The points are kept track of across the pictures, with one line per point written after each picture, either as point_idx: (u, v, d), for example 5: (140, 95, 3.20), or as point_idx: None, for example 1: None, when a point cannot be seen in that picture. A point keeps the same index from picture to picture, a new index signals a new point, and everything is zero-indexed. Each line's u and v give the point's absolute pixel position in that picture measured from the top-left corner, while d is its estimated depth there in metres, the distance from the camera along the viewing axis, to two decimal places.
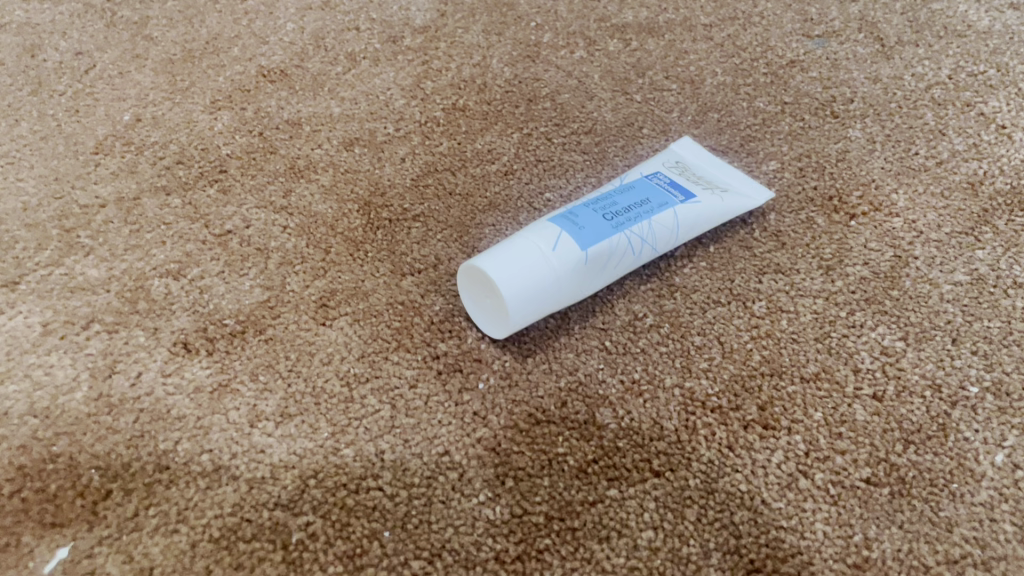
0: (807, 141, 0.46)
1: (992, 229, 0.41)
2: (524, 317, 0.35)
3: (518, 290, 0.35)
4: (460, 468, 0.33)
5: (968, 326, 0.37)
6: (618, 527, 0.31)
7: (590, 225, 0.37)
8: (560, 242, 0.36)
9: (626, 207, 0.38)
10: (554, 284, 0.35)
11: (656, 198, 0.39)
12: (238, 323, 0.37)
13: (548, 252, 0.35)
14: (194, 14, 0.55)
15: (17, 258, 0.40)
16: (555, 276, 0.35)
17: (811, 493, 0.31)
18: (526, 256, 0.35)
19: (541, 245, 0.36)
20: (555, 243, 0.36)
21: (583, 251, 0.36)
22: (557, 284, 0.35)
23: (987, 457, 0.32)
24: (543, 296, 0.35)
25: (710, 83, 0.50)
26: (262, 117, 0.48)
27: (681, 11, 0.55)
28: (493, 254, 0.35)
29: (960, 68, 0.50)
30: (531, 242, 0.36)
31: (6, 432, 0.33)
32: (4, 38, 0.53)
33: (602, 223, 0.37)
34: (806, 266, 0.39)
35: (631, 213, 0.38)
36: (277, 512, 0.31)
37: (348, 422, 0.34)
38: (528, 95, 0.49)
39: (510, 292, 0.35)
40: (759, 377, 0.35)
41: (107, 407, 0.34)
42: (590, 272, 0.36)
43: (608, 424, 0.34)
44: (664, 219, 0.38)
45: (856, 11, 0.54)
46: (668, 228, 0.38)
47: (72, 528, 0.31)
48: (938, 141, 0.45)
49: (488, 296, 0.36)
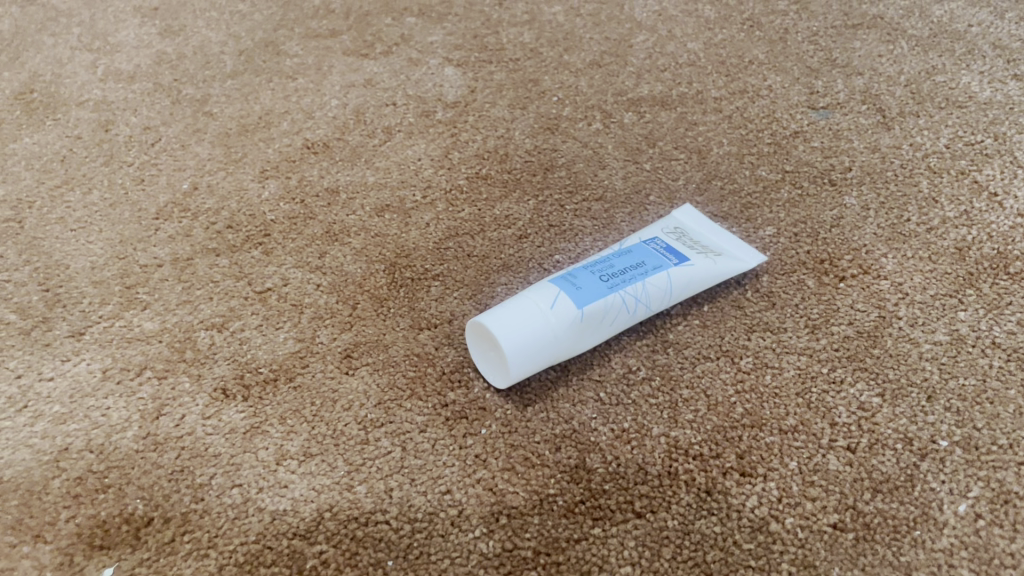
0: (804, 207, 0.49)
1: (975, 292, 0.43)
2: (523, 368, 0.39)
3: (518, 344, 0.38)
4: (459, 505, 0.36)
5: (944, 383, 0.39)
6: (600, 562, 0.34)
7: (587, 286, 0.40)
8: (558, 301, 0.39)
9: (623, 270, 0.42)
10: (551, 339, 0.39)
11: (651, 261, 0.42)
12: (272, 371, 0.42)
13: (546, 309, 0.39)
14: (250, 91, 0.61)
15: (83, 312, 0.45)
16: (552, 331, 0.39)
17: (780, 536, 0.34)
18: (526, 313, 0.39)
19: (541, 303, 0.39)
20: (553, 301, 0.39)
21: (579, 309, 0.40)
22: (553, 339, 0.39)
23: (950, 507, 0.35)
24: (540, 349, 0.39)
25: (717, 154, 0.53)
26: (304, 185, 0.53)
27: (693, 85, 0.59)
28: (497, 311, 0.39)
29: (958, 138, 0.53)
30: (531, 301, 0.39)
31: (66, 465, 0.38)
32: (83, 115, 0.60)
33: (600, 285, 0.41)
34: (793, 325, 0.42)
35: (627, 275, 0.42)
36: (295, 541, 0.35)
37: (362, 462, 0.38)
38: (546, 164, 0.54)
39: (510, 345, 0.38)
40: (740, 428, 0.38)
41: (153, 445, 0.39)
42: (585, 328, 0.40)
43: (597, 469, 0.37)
44: (657, 282, 0.42)
45: (860, 84, 0.58)
46: (660, 290, 0.42)
47: (117, 550, 0.35)
48: (930, 208, 0.48)
49: (492, 348, 0.39)
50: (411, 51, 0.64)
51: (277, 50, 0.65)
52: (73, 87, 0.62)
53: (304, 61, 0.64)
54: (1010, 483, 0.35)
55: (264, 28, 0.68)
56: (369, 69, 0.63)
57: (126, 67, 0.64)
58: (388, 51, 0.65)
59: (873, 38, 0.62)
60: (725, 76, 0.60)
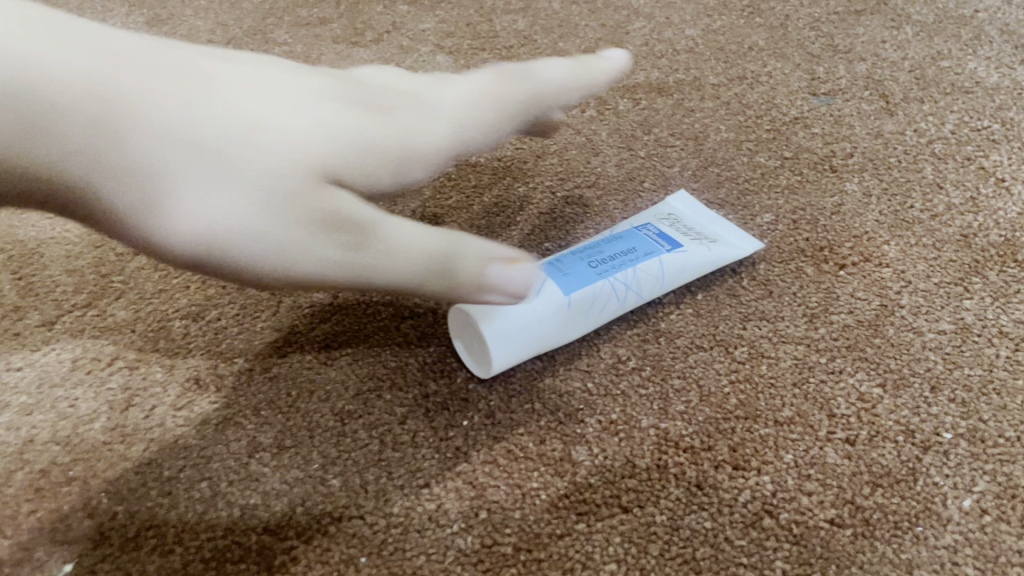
0: (804, 194, 0.47)
1: (982, 280, 0.41)
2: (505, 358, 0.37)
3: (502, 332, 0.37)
4: (438, 500, 0.34)
5: (948, 374, 0.37)
6: (583, 559, 0.32)
7: (574, 273, 0.39)
8: (544, 288, 0.38)
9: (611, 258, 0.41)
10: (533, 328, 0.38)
11: (642, 249, 0.41)
12: (247, 361, 0.40)
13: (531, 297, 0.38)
14: None
15: (56, 301, 0.44)
16: (538, 319, 0.37)
17: (774, 532, 0.32)
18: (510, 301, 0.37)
19: None
20: (538, 288, 0.38)
21: (565, 296, 0.38)
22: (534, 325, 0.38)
23: (954, 502, 0.33)
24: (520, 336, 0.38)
25: (714, 140, 0.52)
26: None
27: (691, 72, 0.58)
28: None
29: (964, 124, 0.51)
30: None
31: (30, 457, 0.37)
32: None
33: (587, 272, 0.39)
34: (791, 314, 0.41)
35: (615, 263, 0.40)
36: (264, 536, 0.34)
37: (338, 454, 0.36)
38: (537, 151, 0.52)
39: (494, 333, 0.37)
40: (733, 420, 0.36)
41: (121, 437, 0.37)
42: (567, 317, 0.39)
43: (583, 462, 0.35)
44: (645, 268, 0.40)
45: (863, 70, 0.56)
46: (648, 277, 0.40)
47: (79, 545, 0.33)
48: (935, 195, 0.46)
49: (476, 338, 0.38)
50: (402, 39, 0.63)
51: (265, 39, 0.64)
52: None
53: (293, 49, 0.62)
54: (1018, 477, 0.33)
55: (253, 16, 0.67)
56: (359, 57, 0.61)
57: None
58: (378, 39, 0.63)
59: (877, 24, 0.60)
60: (723, 63, 0.58)
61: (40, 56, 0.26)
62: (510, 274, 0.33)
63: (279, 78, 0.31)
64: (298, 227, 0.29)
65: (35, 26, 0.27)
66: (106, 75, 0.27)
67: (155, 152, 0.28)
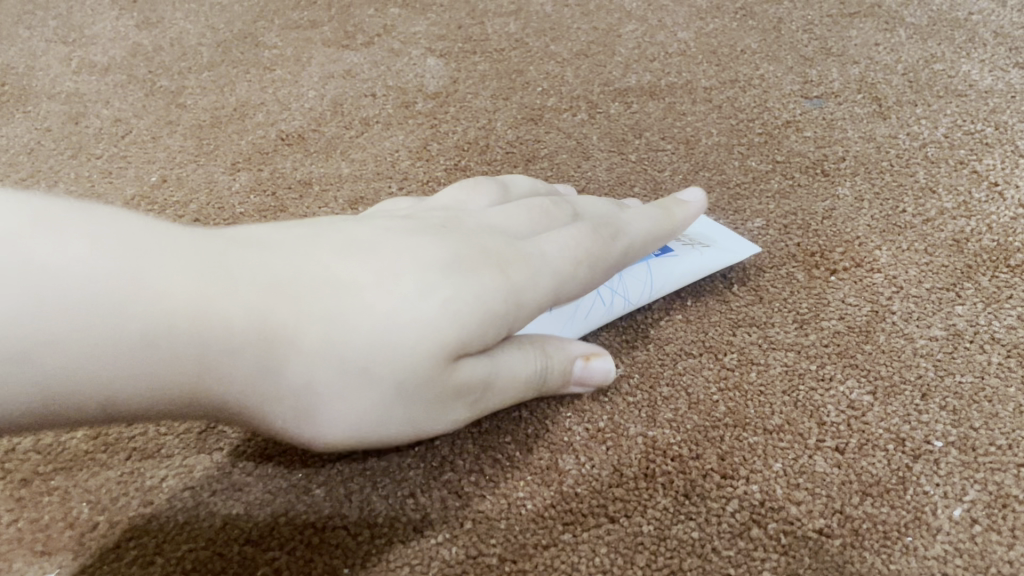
0: (795, 199, 0.47)
1: (974, 285, 0.41)
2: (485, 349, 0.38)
3: None
4: (423, 510, 0.34)
5: (939, 381, 0.37)
6: (569, 570, 0.32)
7: None
8: None
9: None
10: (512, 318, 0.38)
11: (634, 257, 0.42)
12: None
13: None
14: (226, 83, 0.59)
15: None
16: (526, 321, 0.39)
17: (762, 542, 0.32)
18: None
19: None
20: None
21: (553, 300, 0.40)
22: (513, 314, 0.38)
23: (944, 511, 0.32)
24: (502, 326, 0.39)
25: (705, 144, 0.51)
26: (277, 178, 0.51)
27: (683, 75, 0.57)
28: None
29: (957, 127, 0.51)
30: None
31: (11, 466, 0.36)
32: (54, 108, 0.58)
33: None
34: (781, 320, 0.40)
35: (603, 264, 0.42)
36: (247, 547, 0.33)
37: (322, 464, 0.36)
38: (527, 155, 0.52)
39: None
40: (722, 428, 0.36)
41: (104, 446, 0.37)
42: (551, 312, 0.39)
43: (570, 471, 0.35)
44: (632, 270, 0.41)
45: (856, 73, 0.56)
46: (634, 279, 0.41)
47: (59, 556, 0.33)
48: (927, 199, 0.46)
49: None
50: (393, 42, 0.63)
51: (255, 42, 0.64)
52: (45, 79, 0.61)
53: (283, 53, 0.62)
54: (1009, 486, 0.33)
55: (243, 19, 0.66)
56: (349, 60, 0.61)
57: (101, 59, 0.63)
58: (369, 42, 0.63)
59: (870, 26, 0.60)
60: (716, 66, 0.58)
61: (121, 278, 0.26)
62: (594, 369, 0.36)
63: (354, 245, 0.32)
64: (445, 407, 0.31)
65: (117, 251, 0.26)
66: (207, 289, 0.27)
67: (302, 378, 0.28)
